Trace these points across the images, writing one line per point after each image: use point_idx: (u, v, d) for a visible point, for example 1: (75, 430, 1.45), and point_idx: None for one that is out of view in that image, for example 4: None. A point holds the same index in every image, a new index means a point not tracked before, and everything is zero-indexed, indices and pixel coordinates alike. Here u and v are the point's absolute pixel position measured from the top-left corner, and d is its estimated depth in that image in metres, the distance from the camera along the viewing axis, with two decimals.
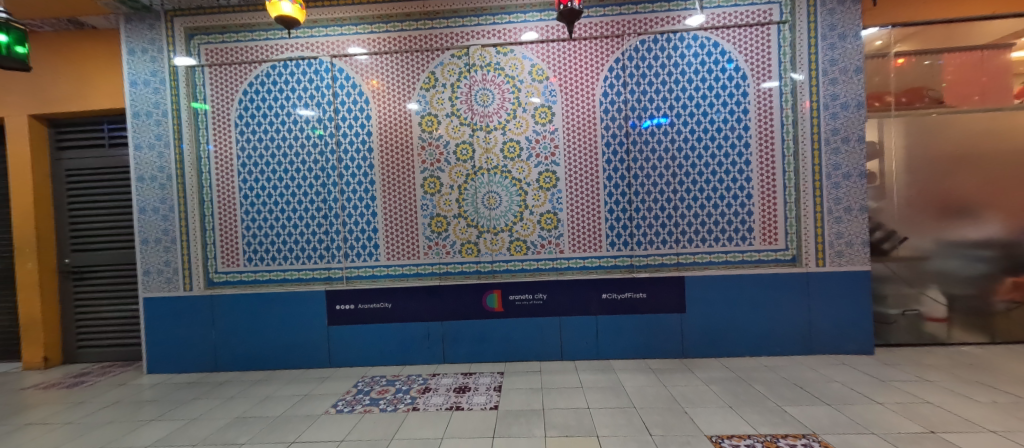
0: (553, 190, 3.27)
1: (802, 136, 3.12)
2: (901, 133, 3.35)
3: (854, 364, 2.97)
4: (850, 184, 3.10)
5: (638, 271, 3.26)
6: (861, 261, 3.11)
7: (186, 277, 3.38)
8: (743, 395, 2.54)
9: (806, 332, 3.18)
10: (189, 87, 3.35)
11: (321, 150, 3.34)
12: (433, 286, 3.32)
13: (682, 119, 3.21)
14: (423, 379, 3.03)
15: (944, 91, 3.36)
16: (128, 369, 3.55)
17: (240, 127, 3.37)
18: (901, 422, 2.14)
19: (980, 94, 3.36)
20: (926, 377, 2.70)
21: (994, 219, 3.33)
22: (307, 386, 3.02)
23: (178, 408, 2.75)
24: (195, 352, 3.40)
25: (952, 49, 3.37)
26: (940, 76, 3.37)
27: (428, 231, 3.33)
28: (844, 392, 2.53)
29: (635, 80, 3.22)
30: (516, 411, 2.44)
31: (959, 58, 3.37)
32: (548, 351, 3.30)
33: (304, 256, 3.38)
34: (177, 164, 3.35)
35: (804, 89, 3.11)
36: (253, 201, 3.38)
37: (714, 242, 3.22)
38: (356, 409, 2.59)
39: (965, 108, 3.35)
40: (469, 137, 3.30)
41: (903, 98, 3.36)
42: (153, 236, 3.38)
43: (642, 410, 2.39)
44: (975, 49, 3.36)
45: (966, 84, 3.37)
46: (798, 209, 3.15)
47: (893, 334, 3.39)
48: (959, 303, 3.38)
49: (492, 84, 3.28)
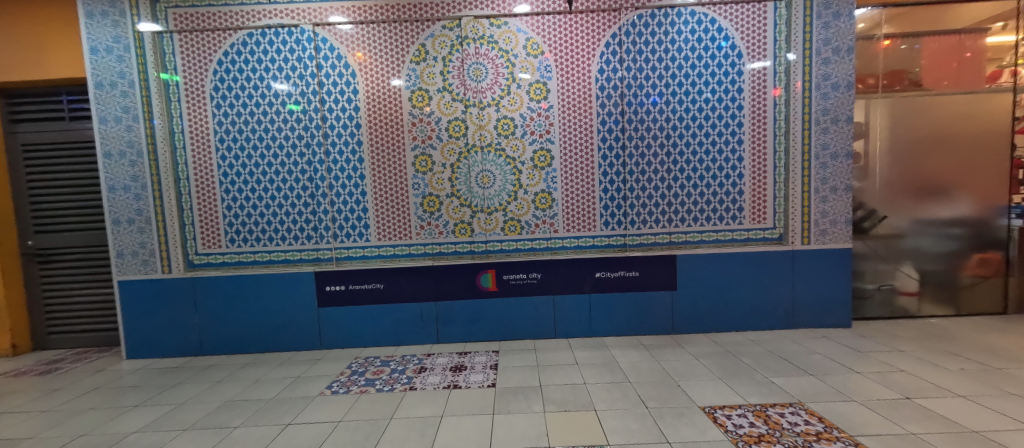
0: (548, 169, 3.23)
1: (794, 116, 3.15)
2: (886, 114, 3.43)
3: (834, 337, 3.11)
4: (836, 164, 3.17)
5: (631, 250, 3.29)
6: (843, 239, 3.23)
7: (164, 259, 3.22)
8: (732, 368, 2.63)
9: (790, 307, 3.30)
10: (157, 55, 3.10)
11: (305, 125, 3.19)
12: (426, 266, 3.27)
13: (677, 97, 3.19)
14: (417, 359, 3.01)
15: (923, 74, 3.44)
16: (106, 355, 3.40)
17: (217, 99, 3.16)
18: (879, 389, 2.26)
19: (956, 78, 3.45)
20: (899, 348, 2.85)
21: (965, 199, 3.49)
22: (299, 368, 2.96)
23: (164, 393, 2.67)
24: (178, 335, 3.28)
25: (931, 33, 3.43)
26: (921, 59, 3.44)
27: (420, 211, 3.26)
28: (826, 363, 2.65)
29: (631, 57, 3.17)
30: (515, 388, 2.47)
31: (937, 41, 3.44)
32: (541, 329, 3.33)
33: (291, 237, 3.26)
34: (148, 139, 3.13)
35: (797, 69, 3.12)
36: (233, 180, 3.21)
37: (706, 221, 3.27)
38: (352, 390, 2.57)
39: (943, 92, 3.45)
40: (461, 113, 3.20)
41: (885, 80, 3.43)
42: (125, 216, 3.18)
43: (636, 384, 2.45)
44: (952, 33, 3.43)
45: (944, 67, 3.45)
46: (787, 189, 3.21)
47: (869, 308, 3.55)
48: (930, 279, 3.55)
49: (485, 58, 3.17)
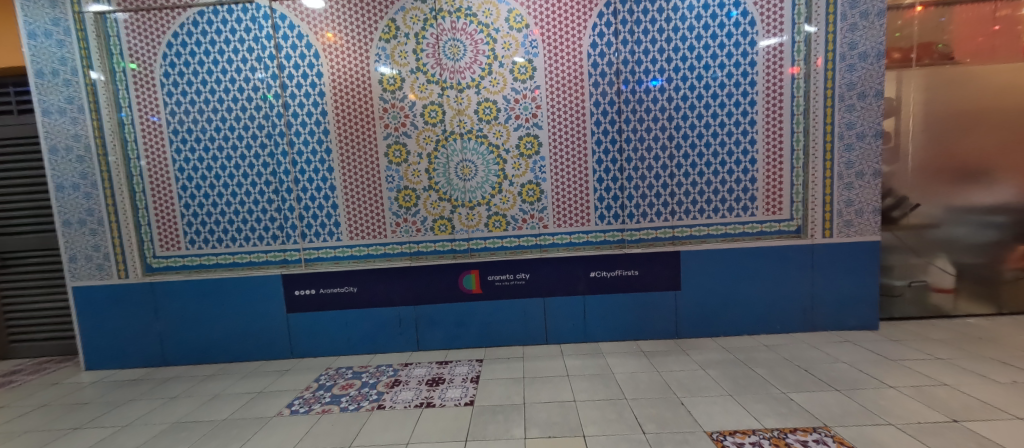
0: (535, 158, 2.89)
1: (815, 92, 2.76)
2: (921, 88, 3.02)
3: (859, 341, 2.75)
4: (863, 145, 2.78)
5: (629, 246, 2.96)
6: (870, 231, 2.86)
7: (119, 264, 2.97)
8: (744, 380, 2.30)
9: (809, 307, 2.94)
10: (100, 39, 2.81)
11: (265, 114, 2.89)
12: (403, 267, 2.97)
13: (680, 74, 2.82)
14: (392, 370, 2.73)
15: (956, 46, 3.02)
16: (66, 365, 3.18)
17: (169, 87, 2.87)
18: (919, 409, 1.92)
19: (993, 50, 3.03)
20: (937, 354, 2.50)
21: (1008, 183, 3.09)
22: (263, 381, 2.70)
23: (111, 411, 2.42)
24: (139, 345, 3.04)
25: (962, 2, 3.02)
26: (953, 30, 3.03)
27: (395, 207, 2.95)
28: (852, 373, 2.30)
29: (627, 28, 2.80)
30: (495, 407, 2.17)
31: (970, 11, 3.02)
32: (531, 333, 3.03)
33: (255, 237, 2.99)
34: (95, 132, 2.85)
35: (819, 40, 2.73)
36: (190, 176, 2.94)
37: (713, 213, 2.91)
38: (314, 409, 2.29)
39: (982, 64, 3.02)
40: (438, 97, 2.87)
41: (913, 54, 3.02)
42: (76, 217, 2.93)
43: (633, 402, 2.13)
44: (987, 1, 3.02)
45: (979, 39, 3.03)
46: (807, 176, 2.84)
47: (897, 307, 3.18)
48: (967, 273, 3.17)
49: (463, 34, 2.82)
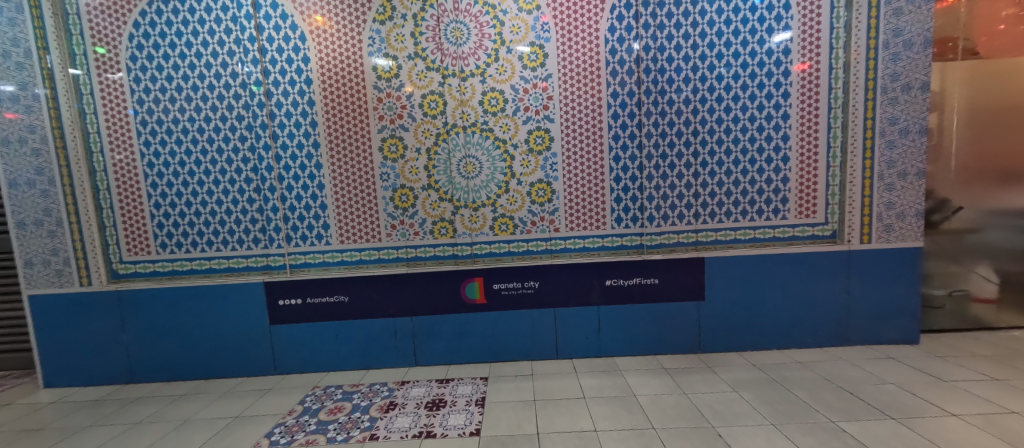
0: (546, 154, 2.62)
1: (855, 83, 2.50)
2: (964, 81, 2.78)
3: (901, 358, 2.51)
4: (907, 142, 2.53)
5: (649, 252, 2.69)
6: (912, 237, 2.61)
7: (81, 270, 2.66)
8: (785, 405, 2.04)
9: (844, 319, 2.70)
10: (57, 17, 2.49)
11: (245, 103, 2.59)
12: (399, 274, 2.69)
13: (706, 63, 2.56)
14: (387, 390, 2.45)
15: (979, 40, 2.79)
16: (23, 382, 2.87)
17: (136, 72, 2.56)
18: (996, 444, 1.66)
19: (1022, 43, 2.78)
20: (992, 374, 2.25)
21: None
22: (240, 403, 2.40)
23: (61, 441, 2.11)
24: (104, 360, 2.73)
25: None
26: (980, 21, 2.78)
27: (390, 207, 2.66)
28: (905, 397, 2.05)
29: (649, 11, 2.53)
30: (505, 439, 1.89)
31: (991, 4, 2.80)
32: (540, 348, 2.76)
33: (234, 241, 2.69)
34: (52, 122, 2.54)
35: (861, 25, 2.47)
36: (161, 172, 2.63)
37: (741, 216, 2.66)
38: (296, 439, 1.99)
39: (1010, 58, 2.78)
40: (438, 85, 2.59)
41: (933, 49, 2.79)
42: (31, 218, 2.61)
43: (665, 434, 1.85)
44: None
45: (1002, 33, 2.79)
46: (844, 176, 2.59)
47: (936, 319, 2.95)
48: (1010, 282, 2.93)
49: (466, 16, 2.54)
